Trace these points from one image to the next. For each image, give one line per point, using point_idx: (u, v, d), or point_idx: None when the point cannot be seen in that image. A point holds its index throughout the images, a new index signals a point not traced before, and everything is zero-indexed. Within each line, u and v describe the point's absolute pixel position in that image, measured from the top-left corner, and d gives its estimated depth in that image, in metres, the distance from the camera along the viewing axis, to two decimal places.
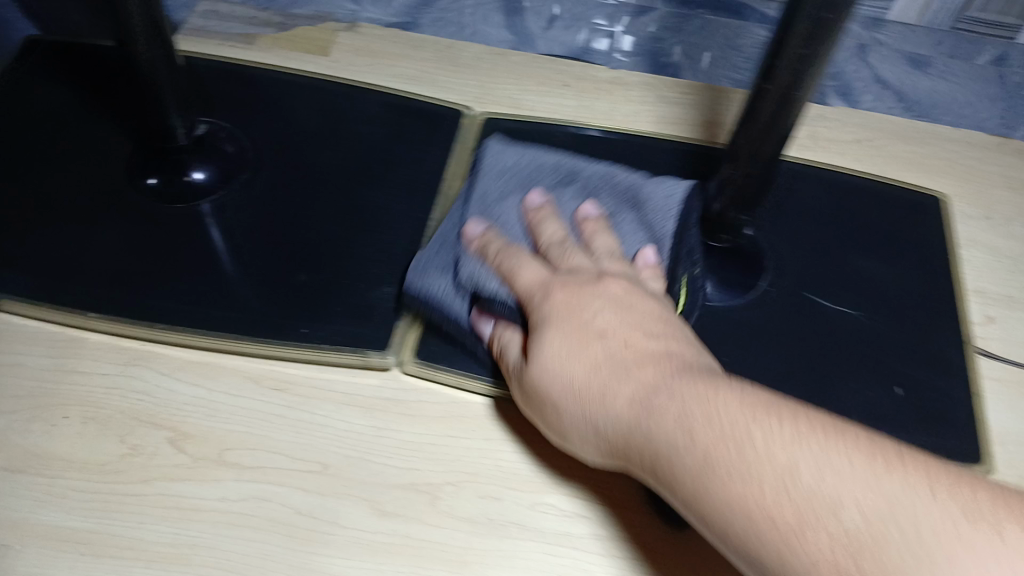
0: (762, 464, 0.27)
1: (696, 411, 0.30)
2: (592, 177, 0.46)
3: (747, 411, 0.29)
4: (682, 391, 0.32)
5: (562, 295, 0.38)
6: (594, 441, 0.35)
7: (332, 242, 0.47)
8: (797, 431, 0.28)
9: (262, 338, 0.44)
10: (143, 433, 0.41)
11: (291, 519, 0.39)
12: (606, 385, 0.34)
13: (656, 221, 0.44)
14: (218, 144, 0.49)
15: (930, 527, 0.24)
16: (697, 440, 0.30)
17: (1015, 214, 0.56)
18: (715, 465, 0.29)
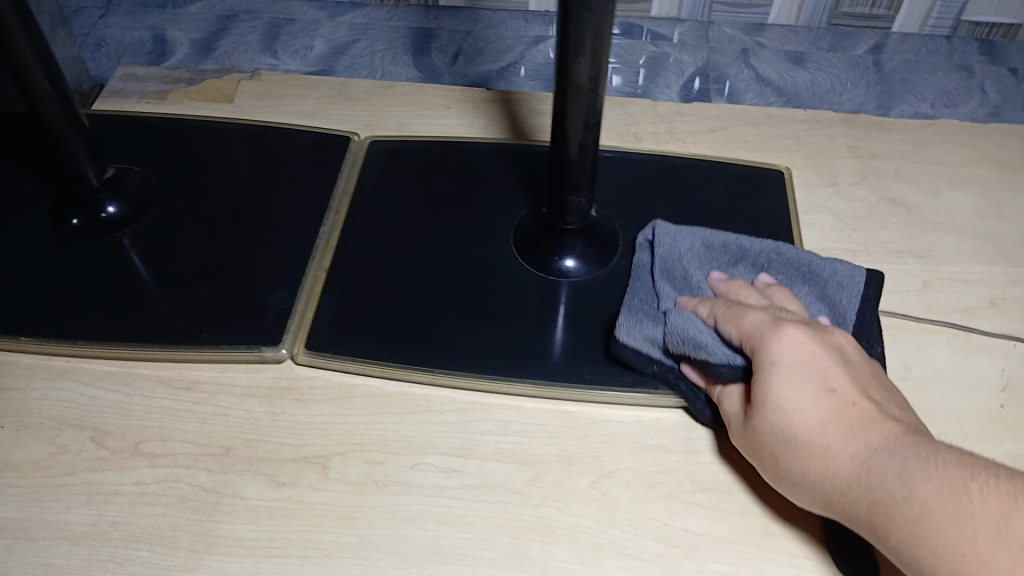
0: (977, 517, 0.31)
1: (919, 469, 0.34)
2: (762, 255, 0.50)
3: (960, 470, 0.33)
4: (904, 452, 0.35)
5: (807, 344, 0.41)
6: (812, 486, 0.38)
7: (231, 258, 0.54)
8: (1013, 491, 0.31)
9: (167, 343, 0.50)
10: (69, 434, 0.48)
11: (197, 494, 0.45)
12: (837, 435, 0.37)
13: (837, 305, 0.48)
14: (127, 183, 0.57)
15: None
16: (918, 494, 0.33)
17: (857, 177, 0.61)
18: (930, 515, 0.32)
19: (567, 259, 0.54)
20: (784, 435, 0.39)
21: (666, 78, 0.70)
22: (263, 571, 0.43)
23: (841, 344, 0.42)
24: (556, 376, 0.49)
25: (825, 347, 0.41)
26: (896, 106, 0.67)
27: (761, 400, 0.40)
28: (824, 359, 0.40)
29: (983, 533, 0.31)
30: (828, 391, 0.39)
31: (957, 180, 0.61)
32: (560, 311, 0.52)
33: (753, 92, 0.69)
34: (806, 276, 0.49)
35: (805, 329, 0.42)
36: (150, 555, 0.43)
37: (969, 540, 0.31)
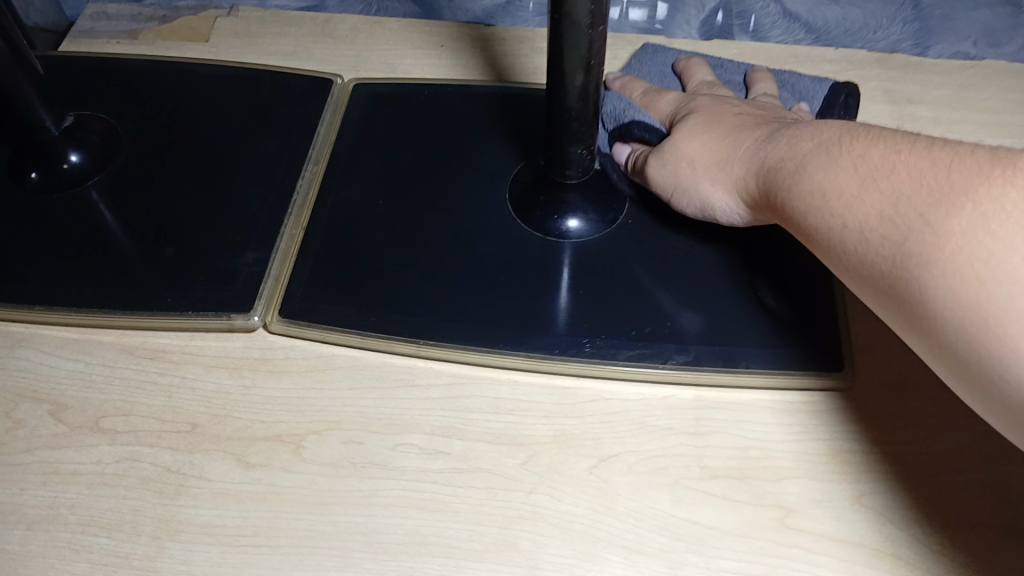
0: (840, 159, 0.35)
1: (802, 139, 0.38)
2: (740, 66, 0.57)
3: (831, 129, 0.37)
4: (795, 131, 0.40)
5: (715, 101, 0.49)
6: (712, 189, 0.44)
7: (202, 214, 0.50)
8: (874, 135, 0.35)
9: (131, 308, 0.46)
10: (25, 408, 0.44)
11: (160, 476, 0.42)
12: (729, 139, 0.44)
13: (809, 95, 0.55)
14: (91, 132, 0.53)
15: (950, 172, 0.30)
16: (796, 154, 0.38)
17: (891, 125, 0.56)
18: (806, 171, 0.36)
19: (570, 218, 0.49)
20: (681, 157, 0.45)
21: (685, 12, 0.62)
22: (228, 561, 0.39)
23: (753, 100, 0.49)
24: (554, 348, 0.45)
25: (729, 102, 0.49)
26: (936, 43, 0.60)
27: (669, 134, 0.47)
28: (729, 105, 0.48)
29: (845, 172, 0.34)
30: (728, 118, 0.46)
31: (1003, 128, 0.55)
32: (561, 273, 0.47)
33: (778, 29, 0.61)
34: (778, 79, 0.56)
35: (720, 96, 0.49)
36: (109, 541, 0.40)
37: (833, 180, 0.35)
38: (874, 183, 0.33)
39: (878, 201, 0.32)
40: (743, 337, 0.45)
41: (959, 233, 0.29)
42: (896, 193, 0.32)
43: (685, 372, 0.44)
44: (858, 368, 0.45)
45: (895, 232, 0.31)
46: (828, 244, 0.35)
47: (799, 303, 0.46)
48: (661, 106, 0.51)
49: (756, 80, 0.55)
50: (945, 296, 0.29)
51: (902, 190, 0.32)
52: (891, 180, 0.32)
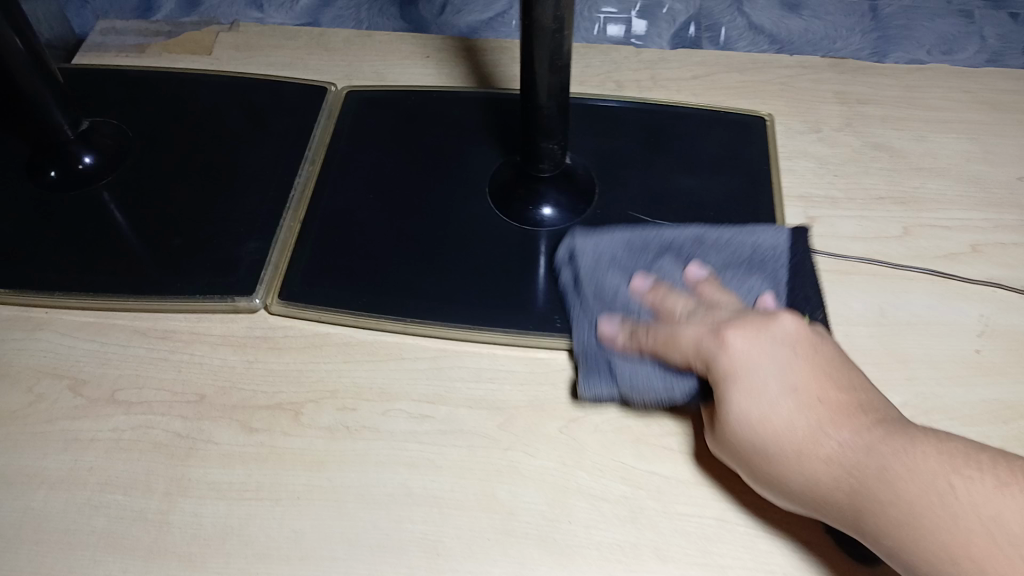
0: (965, 514, 0.31)
1: (898, 465, 0.33)
2: (682, 248, 0.49)
3: (939, 462, 0.33)
4: (883, 449, 0.34)
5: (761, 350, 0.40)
6: (787, 498, 0.38)
7: (206, 209, 0.55)
8: (1000, 487, 0.31)
9: (142, 293, 0.51)
10: (47, 383, 0.48)
11: (171, 441, 0.46)
12: (802, 436, 0.37)
13: (769, 273, 0.48)
14: (103, 136, 0.58)
15: None
16: (899, 492, 0.33)
17: (841, 123, 0.60)
18: (919, 519, 0.32)
19: (544, 207, 0.53)
20: (749, 436, 0.38)
21: (658, 27, 0.67)
22: (234, 514, 0.43)
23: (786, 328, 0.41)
24: (530, 325, 0.49)
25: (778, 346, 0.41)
26: (892, 51, 0.65)
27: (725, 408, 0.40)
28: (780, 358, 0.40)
29: (982, 533, 0.30)
30: (794, 391, 0.38)
31: (945, 125, 0.60)
32: (537, 259, 0.52)
33: (744, 40, 0.66)
34: (736, 252, 0.49)
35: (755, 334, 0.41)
36: (125, 499, 0.44)
37: (961, 540, 0.30)
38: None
39: None
40: None
41: None
42: None
43: None
44: None
45: None
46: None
47: None
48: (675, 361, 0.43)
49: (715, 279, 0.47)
50: None
51: None
52: None
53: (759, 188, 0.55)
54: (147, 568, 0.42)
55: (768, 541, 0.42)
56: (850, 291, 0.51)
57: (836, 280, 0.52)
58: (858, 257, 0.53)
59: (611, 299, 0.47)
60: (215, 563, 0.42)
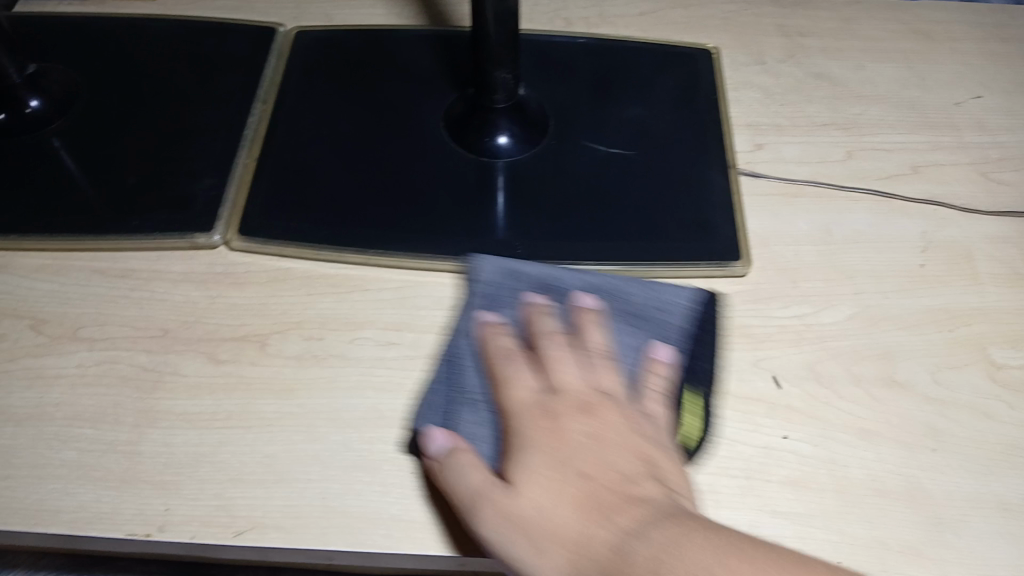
0: (553, 475, 0.39)
1: (562, 442, 0.40)
2: (500, 280, 0.46)
3: (599, 459, 0.39)
4: (573, 429, 0.41)
5: (541, 428, 0.41)
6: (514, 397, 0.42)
7: (159, 150, 0.55)
8: (568, 486, 0.38)
9: (99, 232, 0.50)
10: (7, 324, 0.48)
11: (137, 374, 0.46)
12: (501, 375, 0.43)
13: (670, 320, 0.45)
14: (50, 81, 0.57)
15: (544, 514, 0.37)
16: (553, 438, 0.40)
17: (784, 55, 0.62)
18: (548, 456, 0.39)
19: (499, 137, 0.54)
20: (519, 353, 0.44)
21: None
22: (205, 441, 0.44)
23: (564, 387, 0.42)
24: (489, 251, 0.50)
25: (561, 409, 0.41)
26: None
27: (517, 473, 0.39)
28: (544, 436, 0.40)
29: (538, 490, 0.38)
30: (570, 498, 0.37)
31: (882, 55, 0.62)
32: (494, 189, 0.53)
33: None
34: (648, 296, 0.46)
35: (552, 405, 0.42)
36: (94, 432, 0.44)
37: (531, 484, 0.39)
38: (532, 508, 0.38)
39: (529, 501, 0.38)
40: (659, 232, 0.51)
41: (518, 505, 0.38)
42: (527, 515, 0.38)
43: (606, 265, 0.50)
44: (754, 262, 0.51)
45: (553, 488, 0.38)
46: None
47: (707, 202, 0.52)
48: (470, 489, 0.40)
49: (502, 326, 0.45)
50: (497, 540, 0.38)
51: (539, 518, 0.37)
52: (545, 504, 0.38)
53: (707, 117, 0.57)
54: (121, 496, 0.42)
55: (727, 448, 0.44)
56: (797, 212, 0.53)
57: (785, 203, 0.54)
58: (804, 180, 0.55)
59: (475, 396, 0.43)
60: (189, 489, 0.42)
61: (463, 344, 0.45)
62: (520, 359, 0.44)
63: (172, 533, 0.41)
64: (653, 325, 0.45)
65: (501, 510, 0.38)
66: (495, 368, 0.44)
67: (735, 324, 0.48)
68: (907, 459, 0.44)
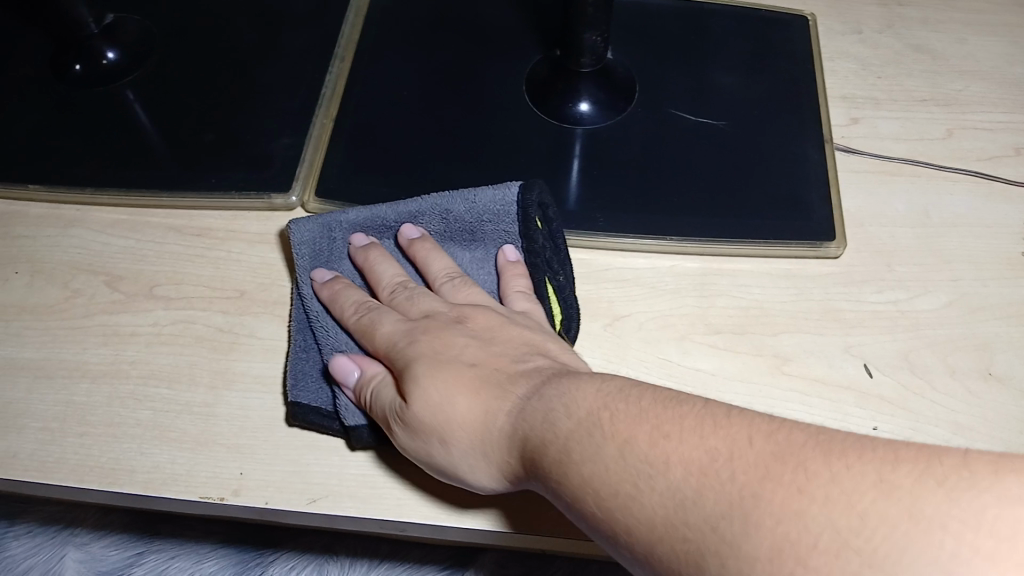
0: (444, 373, 0.37)
1: (441, 345, 0.38)
2: (321, 239, 0.45)
3: (482, 354, 0.38)
4: (449, 334, 0.39)
5: (420, 334, 0.39)
6: (382, 329, 0.40)
7: (235, 105, 0.54)
8: (465, 379, 0.36)
9: (174, 188, 0.50)
10: (83, 280, 0.48)
11: (213, 335, 0.45)
12: (370, 313, 0.41)
13: (490, 239, 0.45)
14: (126, 32, 0.56)
15: (450, 413, 0.36)
16: (428, 347, 0.38)
17: (882, 25, 0.59)
18: (432, 358, 0.38)
19: (582, 104, 0.52)
20: (357, 300, 0.42)
21: None
22: (282, 406, 0.43)
23: (429, 309, 0.41)
24: (572, 223, 0.48)
25: (431, 325, 0.39)
26: None
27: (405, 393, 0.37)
28: (427, 338, 0.39)
29: (435, 388, 0.36)
30: (465, 382, 0.36)
31: (986, 28, 0.59)
32: (575, 157, 0.51)
33: None
34: (445, 220, 0.45)
35: (426, 320, 0.40)
36: (170, 392, 0.44)
37: (426, 388, 0.37)
38: (436, 411, 0.36)
39: (427, 407, 0.36)
40: (749, 209, 0.49)
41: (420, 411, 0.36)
42: (436, 417, 0.36)
43: (693, 242, 0.48)
44: (846, 243, 0.49)
45: (448, 385, 0.36)
46: (735, 509, 0.25)
47: (799, 178, 0.50)
48: (381, 405, 0.38)
49: (347, 282, 0.44)
50: (421, 443, 0.37)
51: (447, 417, 0.36)
52: (447, 404, 0.36)
53: (801, 90, 0.54)
54: (196, 458, 0.42)
55: None
56: (893, 192, 0.51)
57: (880, 182, 0.51)
58: (902, 158, 0.52)
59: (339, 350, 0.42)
60: (265, 454, 0.42)
61: (315, 305, 0.44)
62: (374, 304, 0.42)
63: (245, 497, 0.40)
64: (487, 237, 0.45)
65: (410, 424, 0.37)
66: (343, 320, 0.42)
67: (824, 307, 0.46)
68: (1007, 455, 0.41)
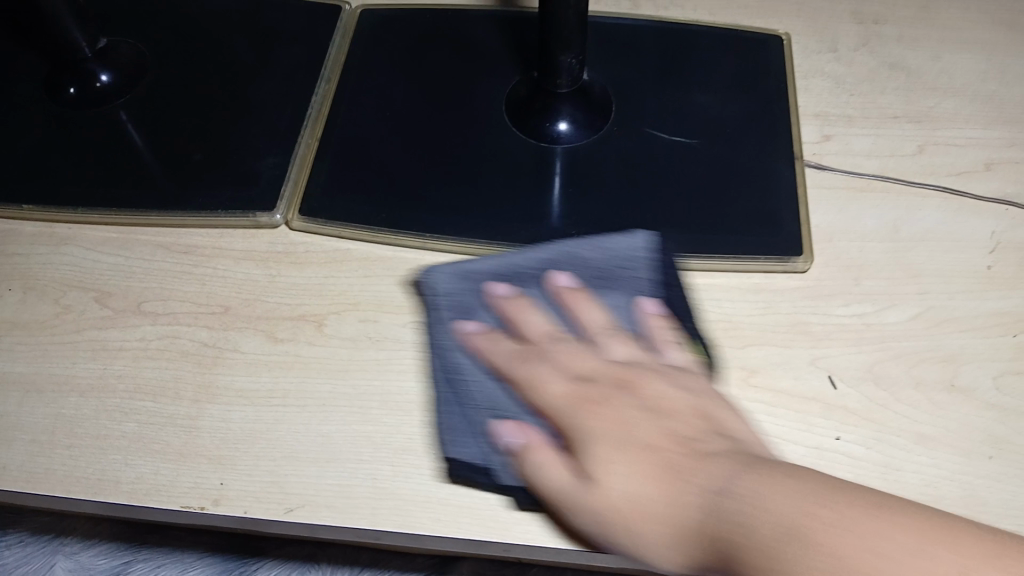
0: (625, 461, 0.40)
1: (614, 425, 0.41)
2: (459, 291, 0.47)
3: (654, 434, 0.41)
4: (620, 414, 0.42)
5: (591, 406, 0.42)
6: (552, 394, 0.43)
7: (222, 126, 0.55)
8: (647, 466, 0.39)
9: (163, 208, 0.51)
10: (73, 296, 0.49)
11: (198, 350, 0.47)
12: (528, 375, 0.44)
13: (624, 285, 0.47)
14: (119, 54, 0.58)
15: (631, 499, 0.38)
16: (601, 427, 0.41)
17: (858, 43, 0.60)
18: (605, 444, 0.40)
19: (560, 123, 0.54)
20: (517, 356, 0.45)
21: None
22: (261, 418, 0.44)
23: (589, 371, 0.44)
24: (547, 241, 0.50)
25: (599, 396, 0.43)
26: None
27: (594, 467, 0.40)
28: (598, 415, 0.42)
29: (622, 473, 0.39)
30: (651, 469, 0.39)
31: (962, 45, 0.60)
32: (553, 176, 0.53)
33: None
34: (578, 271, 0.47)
35: (592, 390, 0.43)
36: (156, 405, 0.45)
37: (610, 476, 0.39)
38: (625, 497, 0.38)
39: (614, 493, 0.39)
40: (721, 225, 0.50)
41: (603, 496, 0.39)
42: (620, 504, 0.38)
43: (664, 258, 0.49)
44: (816, 259, 0.50)
45: (632, 474, 0.39)
46: None
47: (771, 195, 0.51)
48: (556, 475, 0.40)
49: (494, 333, 0.46)
50: (599, 528, 0.39)
51: (633, 504, 0.38)
52: (631, 490, 0.39)
53: (774, 107, 0.55)
54: (179, 469, 0.43)
55: (778, 447, 0.43)
56: (864, 208, 0.52)
57: (850, 198, 0.52)
58: (873, 174, 0.53)
59: (496, 407, 0.43)
60: (245, 465, 0.43)
61: (462, 358, 0.45)
62: (532, 359, 0.44)
63: (225, 507, 0.42)
64: (623, 283, 0.47)
65: (592, 498, 0.39)
66: (498, 369, 0.44)
67: (793, 322, 0.47)
68: (968, 466, 0.42)
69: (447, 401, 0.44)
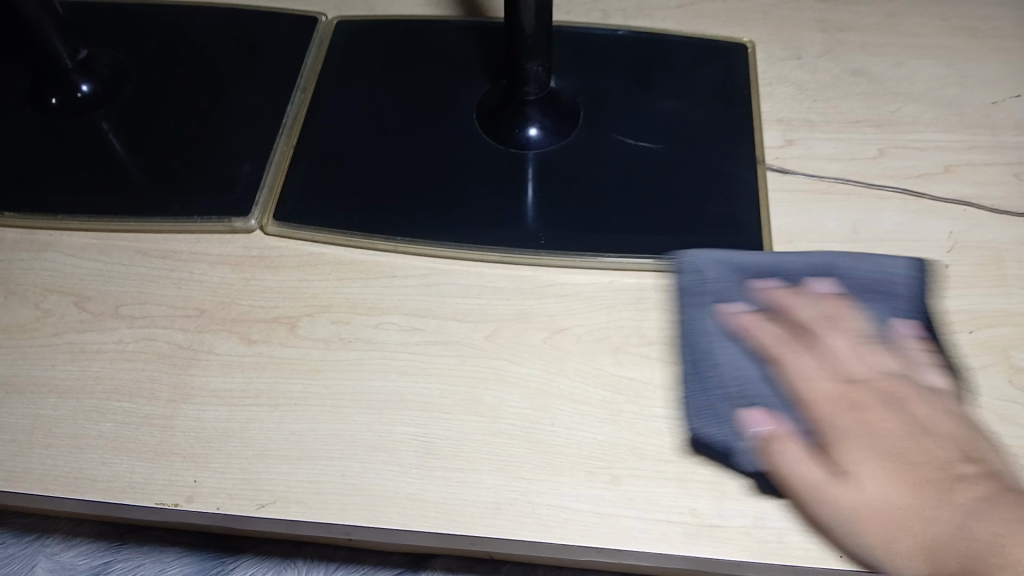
0: (879, 471, 0.40)
1: (900, 428, 0.41)
2: (718, 280, 0.47)
3: (913, 443, 0.40)
4: (893, 415, 0.42)
5: (861, 404, 0.42)
6: (821, 387, 0.43)
7: (200, 134, 0.57)
8: (888, 476, 0.40)
9: (142, 214, 0.53)
10: (53, 300, 0.51)
11: (173, 351, 0.48)
12: (805, 366, 0.44)
13: (894, 295, 0.47)
14: (101, 65, 0.59)
15: (878, 507, 0.39)
16: (883, 428, 0.41)
17: (822, 50, 0.62)
18: (879, 449, 0.41)
19: (530, 129, 0.55)
20: (783, 345, 0.45)
21: None
22: (234, 417, 0.46)
23: (860, 371, 0.44)
24: (515, 243, 0.51)
25: (862, 397, 0.43)
26: None
27: (847, 469, 0.40)
28: (859, 415, 0.42)
29: (876, 482, 0.40)
30: (902, 480, 0.39)
31: (924, 51, 0.62)
32: (523, 180, 0.54)
33: None
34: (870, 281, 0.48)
35: (865, 387, 0.43)
36: (132, 405, 0.46)
37: (867, 481, 0.40)
38: (856, 501, 0.39)
39: (857, 503, 0.39)
40: (686, 227, 0.51)
41: (853, 499, 0.39)
42: (872, 511, 0.39)
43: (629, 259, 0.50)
44: None
45: (904, 481, 0.39)
46: None
47: (734, 198, 0.53)
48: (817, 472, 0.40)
49: (756, 317, 0.46)
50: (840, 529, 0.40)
51: (878, 513, 0.39)
52: (888, 498, 0.39)
53: (738, 113, 0.57)
54: (153, 467, 0.44)
55: None
56: (826, 209, 0.53)
57: (813, 200, 0.54)
58: (834, 177, 0.54)
59: (740, 387, 0.44)
60: (218, 463, 0.44)
61: (724, 341, 0.45)
62: (796, 347, 0.45)
63: (198, 503, 0.43)
64: (897, 293, 0.47)
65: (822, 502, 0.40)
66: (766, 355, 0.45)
67: None
68: None
69: (699, 382, 0.45)
